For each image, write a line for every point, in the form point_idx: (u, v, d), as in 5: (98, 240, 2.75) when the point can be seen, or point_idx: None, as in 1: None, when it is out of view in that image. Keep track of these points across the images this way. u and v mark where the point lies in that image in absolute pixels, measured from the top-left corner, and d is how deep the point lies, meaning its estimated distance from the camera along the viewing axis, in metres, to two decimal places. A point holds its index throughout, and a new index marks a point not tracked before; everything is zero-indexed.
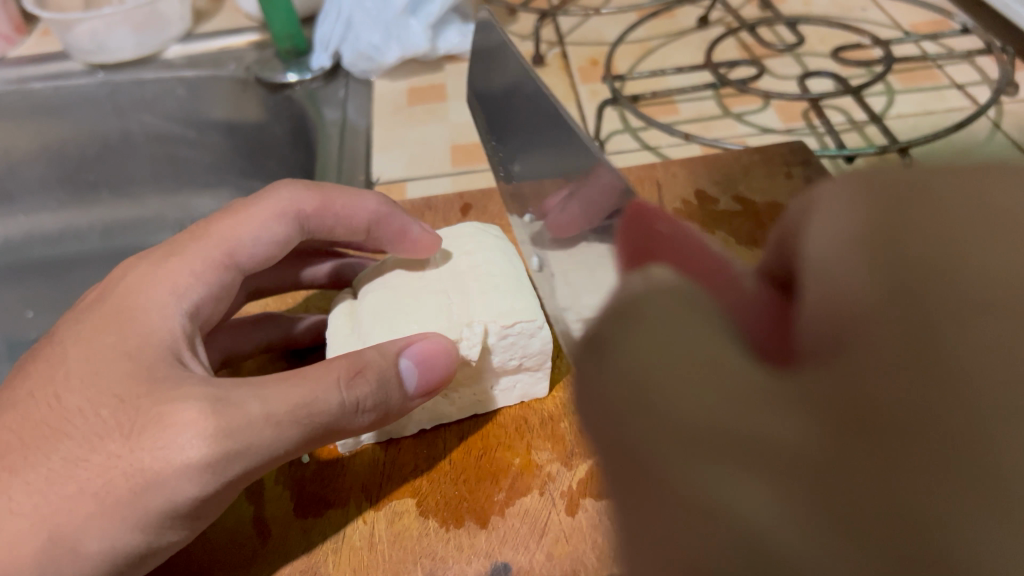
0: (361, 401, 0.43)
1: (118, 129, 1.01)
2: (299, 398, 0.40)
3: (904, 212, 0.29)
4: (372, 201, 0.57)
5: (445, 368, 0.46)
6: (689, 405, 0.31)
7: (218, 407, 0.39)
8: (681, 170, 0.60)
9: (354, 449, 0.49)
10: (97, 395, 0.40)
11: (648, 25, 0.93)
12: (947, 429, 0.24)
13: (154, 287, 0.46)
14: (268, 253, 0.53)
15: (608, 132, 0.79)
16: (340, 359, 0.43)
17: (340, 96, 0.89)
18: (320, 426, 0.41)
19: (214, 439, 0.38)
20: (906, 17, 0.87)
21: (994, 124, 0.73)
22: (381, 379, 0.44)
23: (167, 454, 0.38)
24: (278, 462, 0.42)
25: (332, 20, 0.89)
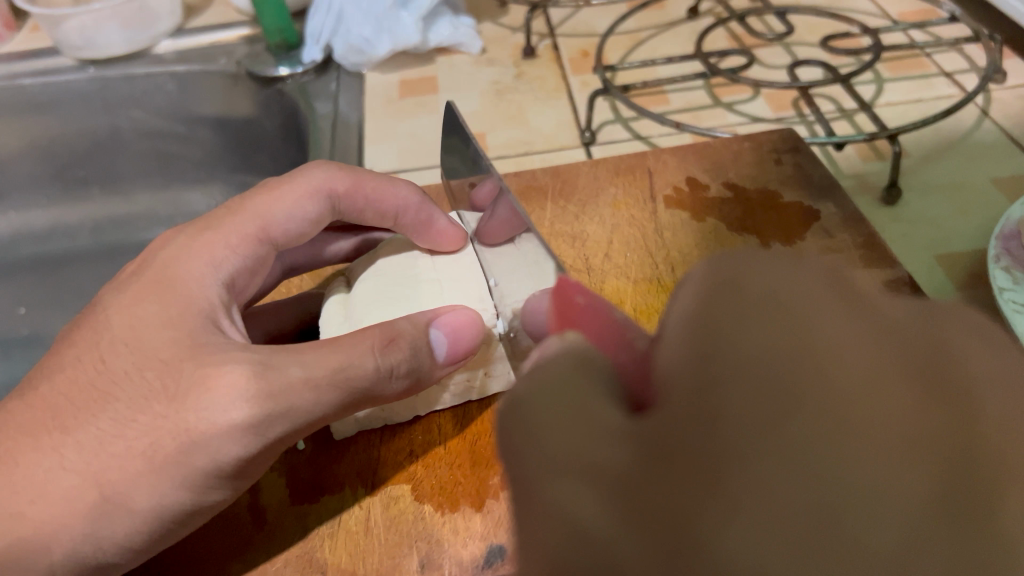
0: (395, 368, 0.43)
1: (108, 125, 1.01)
2: (335, 363, 0.41)
3: (720, 329, 0.28)
4: (406, 190, 0.55)
5: (472, 340, 0.47)
6: (569, 438, 0.27)
7: (263, 370, 0.40)
8: (672, 158, 0.60)
9: (350, 435, 0.49)
10: (144, 359, 0.41)
11: (638, 16, 0.93)
12: (751, 465, 0.26)
13: (194, 261, 0.47)
14: (301, 229, 0.53)
15: (599, 123, 0.80)
16: (373, 327, 0.44)
17: (331, 89, 0.89)
18: (359, 391, 0.42)
19: (255, 400, 0.39)
20: (894, 6, 0.88)
21: (982, 111, 0.74)
22: (414, 348, 0.44)
23: (209, 415, 0.39)
24: (316, 427, 0.42)
25: (322, 13, 0.89)
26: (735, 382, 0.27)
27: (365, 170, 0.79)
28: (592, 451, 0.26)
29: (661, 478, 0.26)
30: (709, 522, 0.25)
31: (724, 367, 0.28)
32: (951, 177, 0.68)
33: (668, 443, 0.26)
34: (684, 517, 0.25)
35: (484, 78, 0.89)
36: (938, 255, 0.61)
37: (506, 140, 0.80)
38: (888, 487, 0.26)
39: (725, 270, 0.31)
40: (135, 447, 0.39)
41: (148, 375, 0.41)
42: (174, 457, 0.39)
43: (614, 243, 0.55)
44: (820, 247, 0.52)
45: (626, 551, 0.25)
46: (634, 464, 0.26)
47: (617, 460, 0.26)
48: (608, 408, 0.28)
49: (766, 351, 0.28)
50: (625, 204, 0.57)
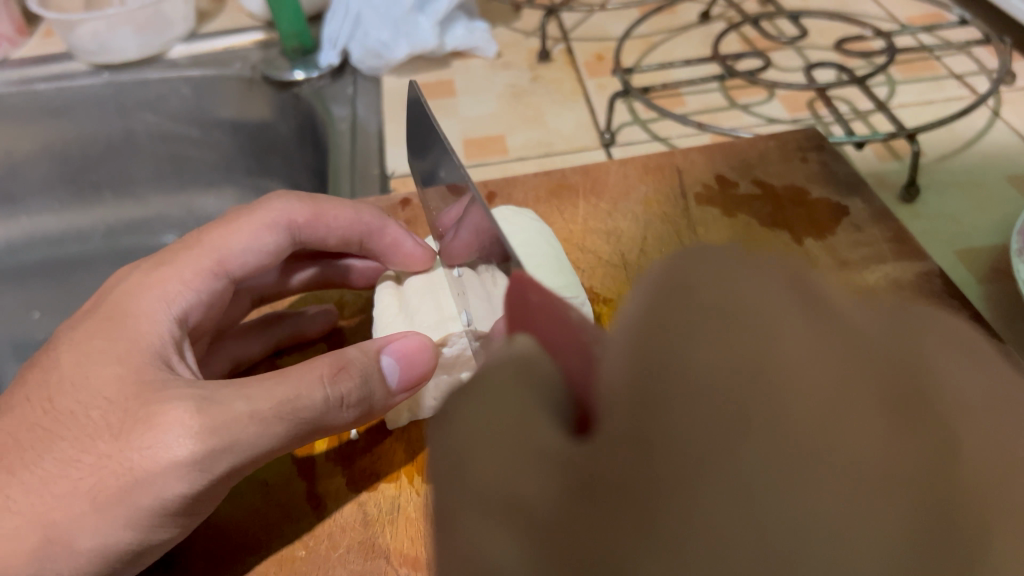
0: (344, 397, 0.44)
1: (122, 129, 1.01)
2: (283, 395, 0.41)
3: (661, 353, 0.36)
4: (366, 216, 0.57)
5: (427, 363, 0.47)
6: (494, 473, 0.35)
7: (205, 406, 0.40)
8: (700, 156, 0.61)
9: (404, 426, 0.50)
10: (90, 396, 0.41)
11: (651, 21, 0.95)
12: (672, 476, 0.33)
13: (146, 298, 0.47)
14: (258, 261, 0.54)
15: (618, 124, 0.81)
16: (322, 358, 0.44)
17: (348, 92, 0.90)
18: (307, 422, 0.42)
19: (199, 437, 0.39)
20: (903, 10, 0.90)
21: (994, 112, 0.76)
22: (363, 376, 0.45)
23: (154, 453, 0.39)
24: (266, 458, 0.42)
25: (340, 18, 0.90)
26: (677, 410, 0.34)
27: (387, 172, 0.80)
28: (529, 478, 0.34)
29: (584, 521, 0.33)
30: (673, 519, 0.32)
31: (662, 394, 0.35)
32: (966, 176, 0.70)
33: (593, 480, 0.33)
34: (601, 532, 0.32)
35: (500, 82, 0.90)
36: (958, 251, 0.63)
37: (526, 142, 0.81)
38: (843, 525, 0.31)
39: (670, 304, 0.37)
40: (81, 486, 0.39)
41: (94, 414, 0.41)
42: (119, 495, 0.39)
43: (648, 239, 0.56)
44: (851, 241, 0.53)
45: (535, 536, 0.33)
46: (559, 502, 0.33)
47: (535, 493, 0.34)
48: (546, 431, 0.35)
49: (715, 375, 0.35)
50: (656, 201, 0.58)
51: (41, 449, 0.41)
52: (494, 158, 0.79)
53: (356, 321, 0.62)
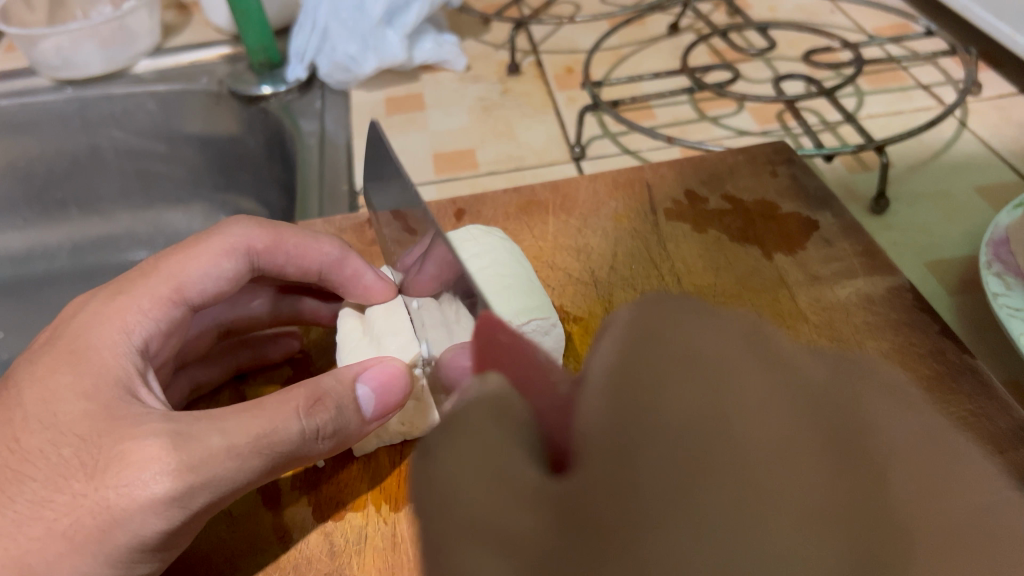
0: (321, 429, 0.43)
1: (88, 145, 0.99)
2: (258, 429, 0.40)
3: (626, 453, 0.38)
4: (328, 244, 0.56)
5: (400, 394, 0.46)
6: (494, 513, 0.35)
7: (181, 441, 0.39)
8: (669, 171, 0.61)
9: (371, 452, 0.50)
10: (58, 433, 0.40)
11: (620, 33, 0.95)
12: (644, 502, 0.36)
13: (107, 330, 0.45)
14: (217, 289, 0.52)
15: (588, 137, 0.81)
16: (298, 388, 0.43)
17: (317, 107, 0.89)
18: (284, 455, 0.41)
19: (176, 474, 0.38)
20: (870, 21, 0.90)
21: (961, 122, 0.76)
22: (339, 408, 0.44)
23: (130, 491, 0.38)
24: (244, 490, 0.41)
25: (307, 31, 0.90)
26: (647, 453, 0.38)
27: (356, 187, 0.79)
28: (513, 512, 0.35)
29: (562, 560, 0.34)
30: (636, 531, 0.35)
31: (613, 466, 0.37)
32: (935, 187, 0.70)
33: (570, 503, 0.35)
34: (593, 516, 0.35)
35: (470, 95, 0.89)
36: (929, 263, 0.63)
37: (496, 156, 0.80)
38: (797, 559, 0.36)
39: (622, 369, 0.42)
40: (55, 526, 0.39)
41: (64, 451, 0.40)
42: (95, 535, 0.38)
43: (618, 255, 0.55)
44: (822, 256, 0.53)
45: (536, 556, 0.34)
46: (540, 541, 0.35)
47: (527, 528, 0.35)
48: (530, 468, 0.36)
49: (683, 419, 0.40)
50: (626, 217, 0.58)
51: (12, 490, 0.40)
52: (465, 173, 0.79)
53: (320, 345, 0.61)
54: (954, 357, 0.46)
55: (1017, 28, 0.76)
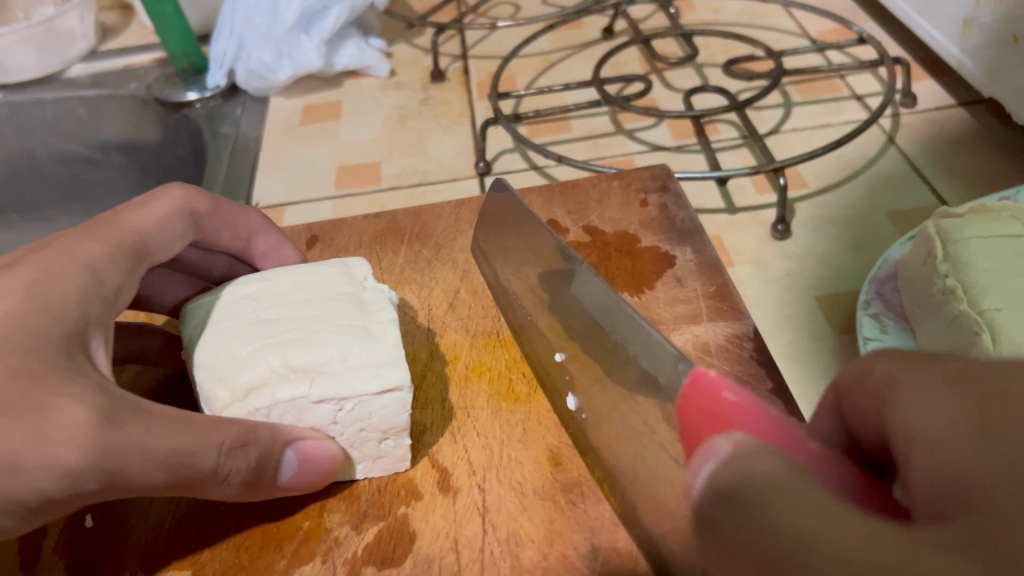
0: (231, 473, 0.36)
1: (22, 151, 0.97)
2: (178, 443, 0.34)
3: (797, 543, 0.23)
4: (255, 214, 0.53)
5: (323, 472, 0.40)
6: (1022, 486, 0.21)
7: (104, 422, 0.33)
8: (537, 198, 0.58)
9: (142, 511, 0.42)
10: None
11: (552, 37, 0.90)
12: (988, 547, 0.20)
13: (71, 272, 0.40)
14: (170, 245, 0.47)
15: (497, 152, 0.77)
16: (234, 421, 0.37)
17: (236, 114, 0.87)
18: (190, 477, 0.35)
19: (85, 447, 0.32)
20: (813, 25, 0.85)
21: (889, 137, 0.71)
22: (263, 457, 0.37)
23: (43, 436, 0.32)
24: (128, 493, 0.34)
25: (225, 38, 0.87)
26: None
27: (253, 203, 0.76)
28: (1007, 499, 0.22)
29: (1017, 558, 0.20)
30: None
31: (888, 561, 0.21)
32: (846, 210, 0.65)
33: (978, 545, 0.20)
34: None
35: (389, 103, 0.86)
36: (819, 296, 0.58)
37: (401, 170, 0.77)
38: None
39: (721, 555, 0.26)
40: None
41: None
42: None
43: (461, 292, 0.52)
44: (669, 297, 0.49)
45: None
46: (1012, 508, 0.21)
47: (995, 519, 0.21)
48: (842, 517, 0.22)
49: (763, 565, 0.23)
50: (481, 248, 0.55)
51: None
52: (365, 188, 0.76)
53: None
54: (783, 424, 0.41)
55: (950, 37, 0.70)
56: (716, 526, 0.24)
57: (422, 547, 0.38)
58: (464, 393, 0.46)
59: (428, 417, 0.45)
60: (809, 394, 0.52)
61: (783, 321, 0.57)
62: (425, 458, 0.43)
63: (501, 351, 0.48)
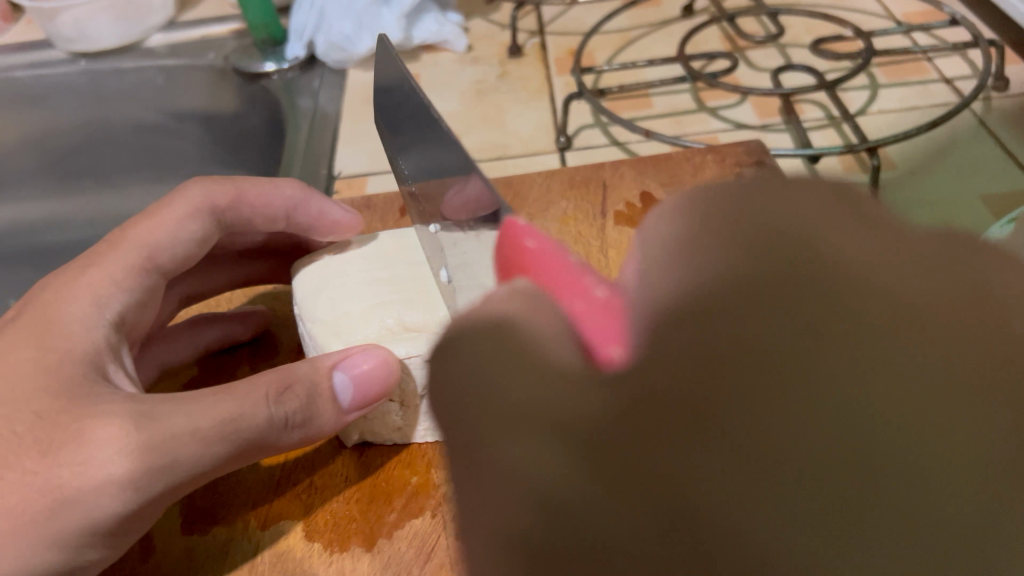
0: (290, 417, 0.37)
1: (100, 119, 0.97)
2: (224, 413, 0.35)
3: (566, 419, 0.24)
4: (288, 187, 0.51)
5: (382, 384, 0.39)
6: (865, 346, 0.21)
7: (143, 422, 0.34)
8: (630, 170, 0.58)
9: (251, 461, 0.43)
10: (14, 411, 0.35)
11: (630, 14, 0.90)
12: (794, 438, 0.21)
13: (73, 300, 0.39)
14: (189, 253, 0.47)
15: (577, 127, 0.77)
16: (267, 372, 0.37)
17: (315, 85, 0.88)
18: (249, 443, 0.35)
19: (136, 455, 0.33)
20: (900, 6, 0.83)
21: (981, 121, 0.70)
22: (313, 395, 0.38)
23: (86, 470, 0.33)
24: (203, 479, 0.36)
25: (307, 9, 0.89)
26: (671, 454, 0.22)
27: (334, 172, 0.77)
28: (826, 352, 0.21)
29: (766, 429, 0.21)
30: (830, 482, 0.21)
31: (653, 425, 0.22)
32: (941, 191, 0.64)
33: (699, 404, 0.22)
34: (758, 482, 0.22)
35: (466, 78, 0.86)
36: None
37: (479, 143, 0.77)
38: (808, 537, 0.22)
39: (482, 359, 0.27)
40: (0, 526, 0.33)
41: (18, 429, 0.34)
42: (46, 520, 0.33)
43: None
44: None
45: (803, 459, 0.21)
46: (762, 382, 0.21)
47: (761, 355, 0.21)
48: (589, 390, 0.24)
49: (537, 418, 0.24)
50: (574, 219, 0.55)
51: None
52: None
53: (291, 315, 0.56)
54: None
55: None
56: (494, 386, 0.25)
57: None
58: None
59: None
60: None
61: None
62: None
63: None
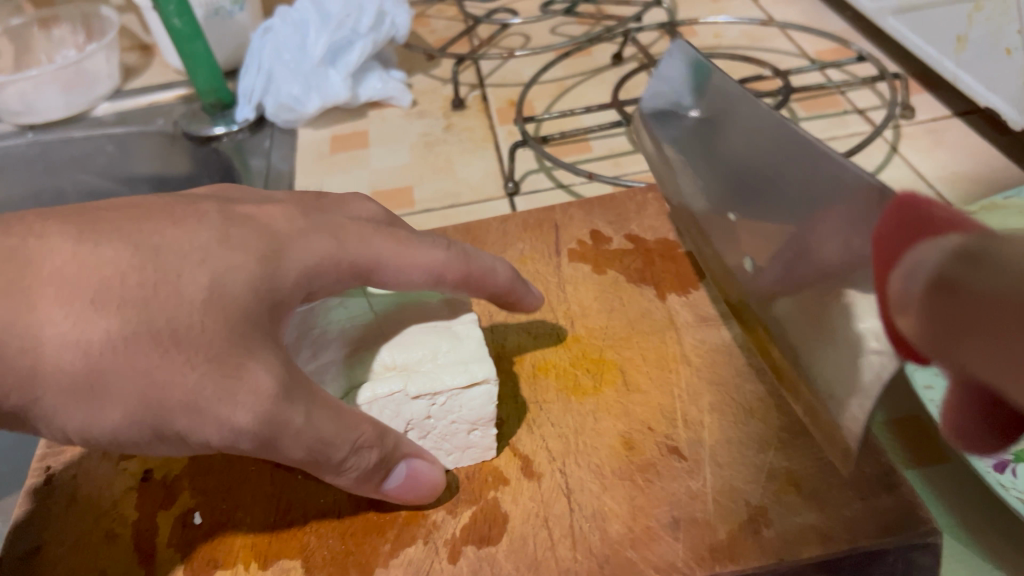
0: (357, 467, 0.39)
1: (51, 187, 0.97)
2: (323, 435, 0.37)
3: None
4: None
5: (424, 495, 0.43)
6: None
7: (279, 391, 0.36)
8: (578, 211, 0.62)
9: (241, 508, 0.45)
10: (120, 335, 0.35)
11: (565, 64, 0.95)
12: None
13: (115, 255, 0.36)
14: None
15: (524, 172, 0.82)
16: (368, 416, 0.40)
17: (265, 146, 0.91)
18: (317, 462, 0.38)
19: (274, 408, 0.36)
20: (811, 46, 0.90)
21: (892, 147, 0.76)
22: (386, 458, 0.40)
23: (219, 405, 0.35)
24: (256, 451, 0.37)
25: (253, 74, 0.91)
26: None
27: None
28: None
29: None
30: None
31: None
32: None
33: None
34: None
35: (413, 131, 0.90)
36: None
37: (432, 192, 0.81)
38: None
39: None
40: None
41: (129, 351, 0.34)
42: None
43: None
44: (713, 295, 0.53)
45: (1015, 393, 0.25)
46: None
47: None
48: None
49: None
50: (531, 258, 0.59)
51: None
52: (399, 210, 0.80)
53: None
54: None
55: (944, 52, 0.76)
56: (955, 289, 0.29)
57: (516, 526, 0.42)
58: (534, 389, 0.49)
59: (502, 412, 0.48)
60: None
61: None
62: (507, 447, 0.46)
63: (564, 349, 0.52)
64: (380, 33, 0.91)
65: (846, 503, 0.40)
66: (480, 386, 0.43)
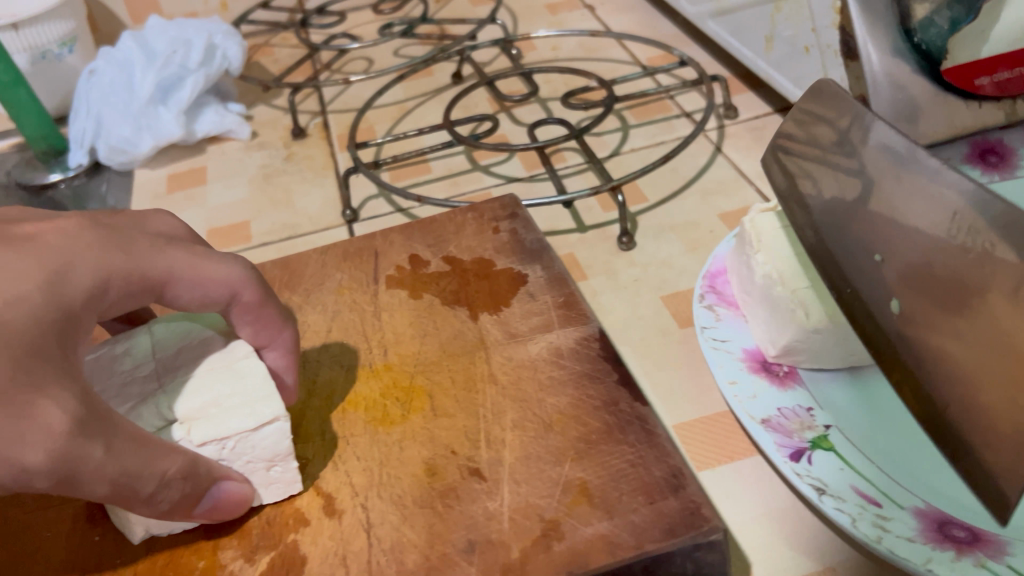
0: (166, 498, 0.37)
1: None
2: (130, 469, 0.35)
3: None
4: None
5: (233, 516, 0.42)
6: None
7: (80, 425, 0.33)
8: (398, 237, 0.61)
9: None
10: None
11: (406, 86, 0.95)
12: None
13: None
14: None
15: (363, 199, 0.81)
16: (176, 448, 0.38)
17: (101, 190, 0.87)
18: (123, 499, 0.35)
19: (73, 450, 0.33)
20: (642, 53, 0.93)
21: (717, 147, 0.78)
22: (194, 487, 0.39)
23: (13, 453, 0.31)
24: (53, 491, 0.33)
25: (83, 118, 0.89)
26: None
27: None
28: None
29: None
30: None
31: None
32: (685, 216, 0.71)
33: None
34: None
35: (253, 164, 0.89)
36: (664, 296, 0.64)
37: (270, 226, 0.80)
38: None
39: None
40: None
41: None
42: None
43: (333, 330, 0.55)
44: (524, 311, 0.54)
45: None
46: None
47: None
48: None
49: None
50: (349, 288, 0.58)
51: None
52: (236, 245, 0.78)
53: None
54: (624, 408, 0.46)
55: (757, 52, 0.79)
56: None
57: (313, 567, 0.41)
58: (343, 423, 0.49)
59: (309, 450, 0.48)
60: (663, 387, 0.57)
61: (635, 323, 0.62)
62: (311, 487, 0.45)
63: (375, 379, 0.51)
64: (211, 68, 0.90)
65: (633, 509, 0.41)
66: (269, 425, 0.42)
